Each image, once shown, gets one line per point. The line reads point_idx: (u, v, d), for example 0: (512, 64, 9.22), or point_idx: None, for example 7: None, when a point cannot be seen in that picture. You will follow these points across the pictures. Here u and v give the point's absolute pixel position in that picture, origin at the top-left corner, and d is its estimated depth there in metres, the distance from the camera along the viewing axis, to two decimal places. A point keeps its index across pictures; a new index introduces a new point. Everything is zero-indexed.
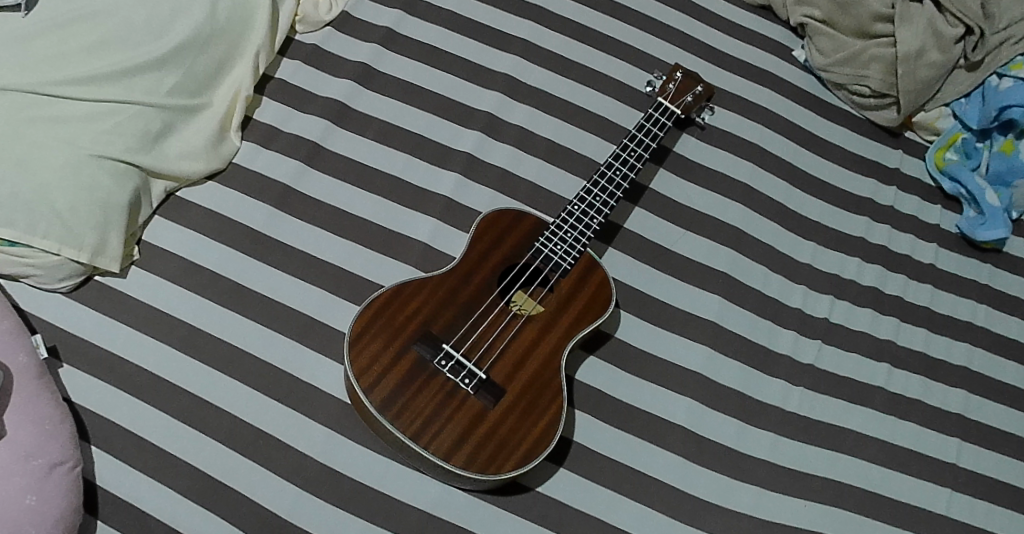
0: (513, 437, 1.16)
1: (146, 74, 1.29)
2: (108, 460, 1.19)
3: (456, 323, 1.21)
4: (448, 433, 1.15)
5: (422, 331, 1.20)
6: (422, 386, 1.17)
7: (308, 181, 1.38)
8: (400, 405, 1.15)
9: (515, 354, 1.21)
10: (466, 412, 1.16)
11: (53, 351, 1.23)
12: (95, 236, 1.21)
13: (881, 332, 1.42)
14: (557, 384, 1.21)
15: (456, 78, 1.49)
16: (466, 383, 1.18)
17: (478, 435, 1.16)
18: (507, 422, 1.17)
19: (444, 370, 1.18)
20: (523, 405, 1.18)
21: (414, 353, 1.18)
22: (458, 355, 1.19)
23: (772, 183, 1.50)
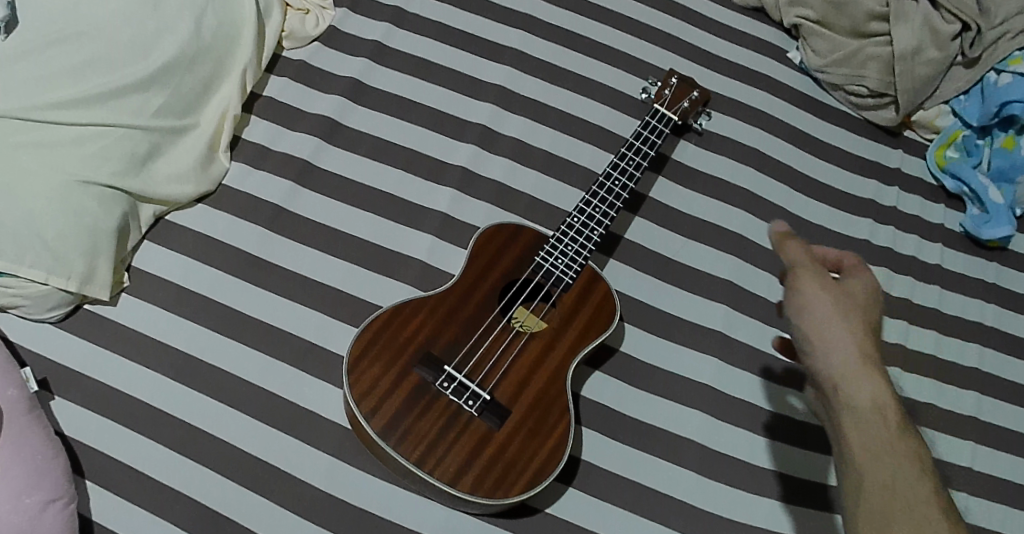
0: (521, 459, 1.13)
1: (131, 95, 1.26)
2: (104, 495, 1.16)
3: (457, 342, 1.19)
4: (453, 458, 1.12)
5: (423, 353, 1.17)
6: (425, 410, 1.14)
7: (300, 200, 1.35)
8: (402, 430, 1.12)
9: (519, 374, 1.18)
10: (471, 435, 1.13)
11: (45, 384, 1.20)
12: (83, 263, 1.18)
13: (891, 336, 1.40)
14: (564, 402, 1.18)
15: (448, 91, 1.47)
16: (470, 405, 1.15)
17: (484, 460, 1.12)
18: (513, 444, 1.14)
19: (447, 392, 1.15)
20: (530, 425, 1.15)
21: (415, 376, 1.15)
22: (461, 376, 1.16)
23: (773, 187, 1.48)
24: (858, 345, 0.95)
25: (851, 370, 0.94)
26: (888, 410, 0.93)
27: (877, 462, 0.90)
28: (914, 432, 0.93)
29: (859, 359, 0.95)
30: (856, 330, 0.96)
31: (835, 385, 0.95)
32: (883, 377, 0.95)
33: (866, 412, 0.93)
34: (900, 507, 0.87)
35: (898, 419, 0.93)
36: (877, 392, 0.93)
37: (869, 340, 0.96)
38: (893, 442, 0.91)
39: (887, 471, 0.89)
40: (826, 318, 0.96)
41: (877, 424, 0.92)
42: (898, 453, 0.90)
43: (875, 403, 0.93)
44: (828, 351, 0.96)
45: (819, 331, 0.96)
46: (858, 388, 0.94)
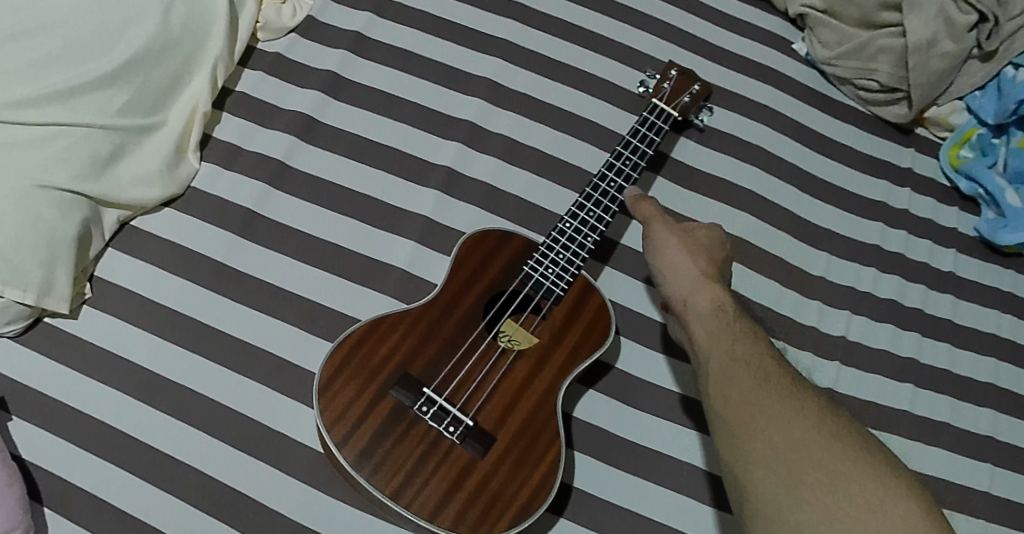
0: (505, 491, 1.06)
1: (93, 93, 1.17)
2: (62, 525, 1.08)
3: (437, 363, 1.11)
4: (431, 492, 1.05)
5: (400, 373, 1.10)
6: (402, 437, 1.07)
7: (275, 204, 1.27)
8: (377, 459, 1.05)
9: (504, 398, 1.11)
10: (452, 463, 1.06)
11: (2, 403, 1.12)
12: (41, 275, 1.10)
13: (902, 350, 1.32)
14: (553, 428, 1.11)
15: (433, 85, 1.38)
16: (452, 432, 1.07)
17: (466, 493, 1.05)
18: (497, 474, 1.07)
19: (426, 417, 1.08)
20: (515, 454, 1.08)
21: (391, 398, 1.08)
22: (442, 400, 1.09)
23: (779, 188, 1.40)
24: (695, 260, 1.11)
25: (693, 283, 1.09)
26: (727, 308, 1.06)
27: (718, 342, 1.01)
28: (754, 324, 1.04)
29: (700, 275, 1.09)
30: (691, 250, 1.12)
31: (683, 298, 1.09)
32: (719, 284, 1.09)
33: (708, 313, 1.05)
34: (736, 364, 0.98)
35: (736, 315, 1.05)
36: (716, 296, 1.07)
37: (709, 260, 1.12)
38: (731, 328, 1.02)
39: (725, 346, 1.00)
40: (669, 248, 1.13)
41: (718, 318, 1.04)
42: (740, 336, 1.01)
43: (714, 304, 1.06)
44: (673, 272, 1.11)
45: (664, 258, 1.12)
46: (698, 293, 1.08)
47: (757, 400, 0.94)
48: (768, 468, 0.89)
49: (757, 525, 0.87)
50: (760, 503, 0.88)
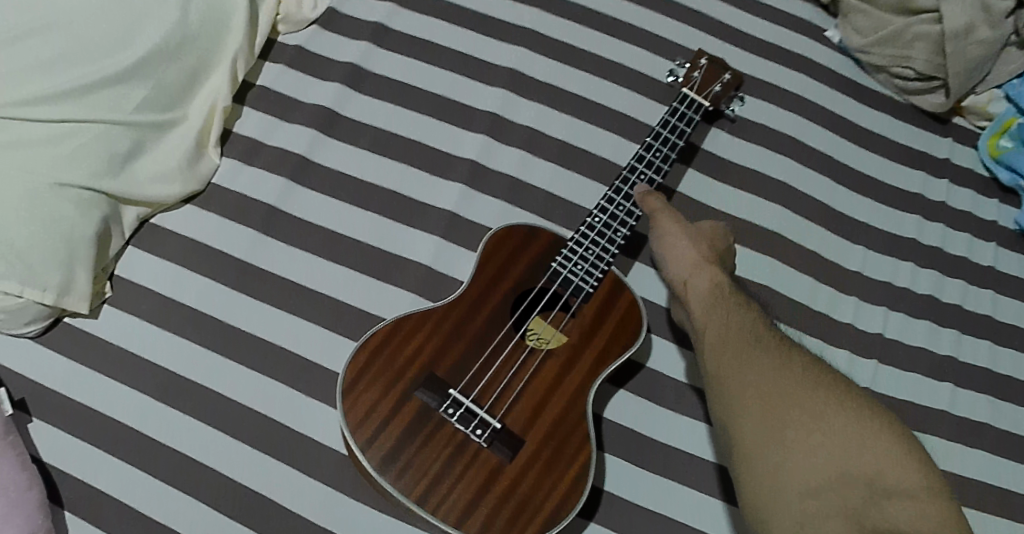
0: (535, 495, 1.04)
1: (110, 89, 1.15)
2: (84, 528, 1.07)
3: (464, 363, 1.08)
4: (459, 496, 1.02)
5: (426, 374, 1.07)
6: (427, 440, 1.04)
7: (296, 200, 1.24)
8: (403, 463, 1.03)
9: (533, 400, 1.08)
10: (479, 467, 1.04)
11: (22, 405, 1.10)
12: (60, 274, 1.08)
13: (941, 347, 1.29)
14: (583, 430, 1.08)
15: (456, 76, 1.34)
16: (479, 435, 1.05)
17: (494, 497, 1.03)
18: (526, 479, 1.04)
19: (452, 419, 1.05)
20: (545, 457, 1.06)
21: (417, 400, 1.05)
22: (468, 401, 1.06)
23: (812, 180, 1.36)
24: (691, 242, 1.13)
25: (694, 267, 1.10)
26: (725, 286, 1.07)
27: (714, 312, 1.03)
28: (750, 300, 1.05)
29: (701, 259, 1.10)
30: (687, 232, 1.14)
31: (681, 279, 1.11)
32: (715, 265, 1.10)
33: (708, 292, 1.06)
34: (731, 327, 1.00)
35: (732, 292, 1.06)
36: (716, 278, 1.08)
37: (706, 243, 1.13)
38: (728, 301, 1.04)
39: (721, 315, 1.02)
40: (671, 235, 1.13)
41: (717, 295, 1.05)
42: (736, 309, 1.03)
43: (712, 282, 1.07)
44: (675, 258, 1.12)
45: (667, 245, 1.13)
46: (695, 272, 1.09)
47: (749, 357, 0.95)
48: (761, 431, 0.89)
49: (742, 467, 0.89)
50: (750, 468, 0.89)
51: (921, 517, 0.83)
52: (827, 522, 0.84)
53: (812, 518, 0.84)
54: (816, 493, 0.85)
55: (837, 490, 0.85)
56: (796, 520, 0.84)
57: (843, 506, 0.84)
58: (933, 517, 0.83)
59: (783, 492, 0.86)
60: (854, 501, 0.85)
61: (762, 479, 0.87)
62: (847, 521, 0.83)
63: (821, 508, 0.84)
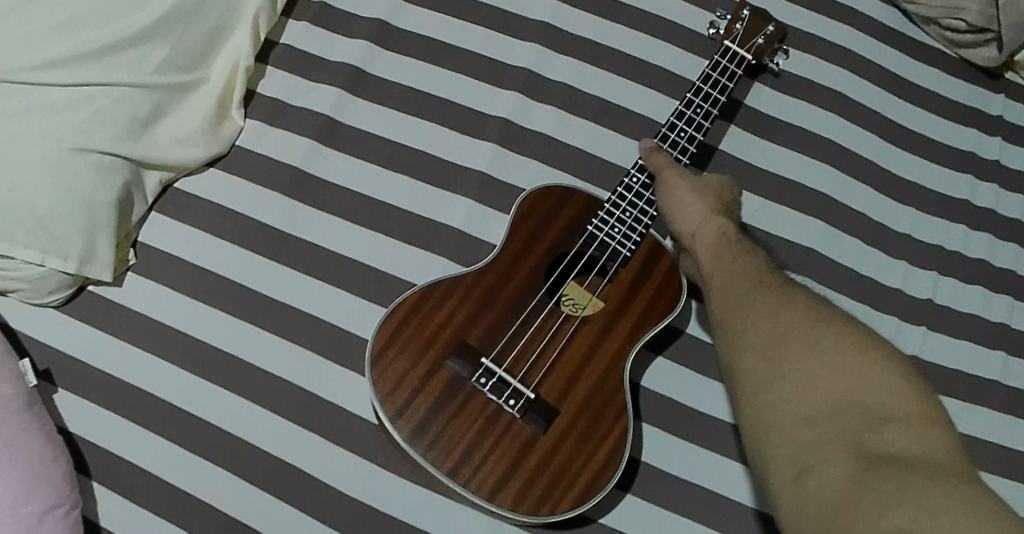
0: (570, 468, 1.01)
1: (129, 50, 1.11)
2: (113, 500, 1.05)
3: (496, 332, 1.05)
4: (493, 469, 0.99)
5: (457, 343, 1.03)
6: (459, 412, 1.01)
7: (323, 162, 1.20)
8: (434, 435, 1.00)
9: (568, 369, 1.04)
10: (512, 439, 1.01)
11: (47, 375, 1.08)
12: (81, 242, 1.05)
13: (992, 314, 1.24)
14: (620, 401, 1.04)
15: (486, 31, 1.29)
16: (512, 406, 1.02)
17: (528, 470, 1.00)
18: (562, 451, 1.01)
19: (484, 390, 1.02)
20: (581, 429, 1.02)
21: (448, 370, 1.02)
22: (501, 371, 1.03)
23: (859, 139, 1.30)
24: (697, 188, 1.03)
25: (701, 216, 1.00)
26: (734, 236, 0.98)
27: (722, 262, 0.95)
28: (760, 250, 0.96)
29: (707, 207, 1.01)
30: (692, 178, 1.04)
31: (687, 230, 1.01)
32: (723, 214, 1.01)
33: (717, 241, 0.97)
34: (735, 272, 0.93)
35: (741, 242, 0.97)
36: (724, 227, 0.98)
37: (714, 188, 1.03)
38: (735, 251, 0.95)
39: (728, 263, 0.94)
40: (675, 184, 1.04)
41: (725, 245, 0.97)
42: (743, 257, 0.94)
43: (721, 233, 0.98)
44: (680, 208, 1.02)
45: (671, 194, 1.04)
46: (703, 222, 1.00)
47: (751, 298, 0.88)
48: (765, 369, 0.82)
49: (745, 407, 0.82)
50: (748, 397, 0.82)
51: (922, 446, 0.75)
52: (822, 452, 0.76)
53: (807, 448, 0.77)
54: (813, 422, 0.78)
55: (835, 419, 0.78)
56: (791, 450, 0.78)
57: (840, 435, 0.77)
58: (937, 449, 0.75)
59: (778, 420, 0.79)
60: (851, 429, 0.77)
61: (759, 409, 0.81)
62: (842, 449, 0.76)
63: (817, 437, 0.77)
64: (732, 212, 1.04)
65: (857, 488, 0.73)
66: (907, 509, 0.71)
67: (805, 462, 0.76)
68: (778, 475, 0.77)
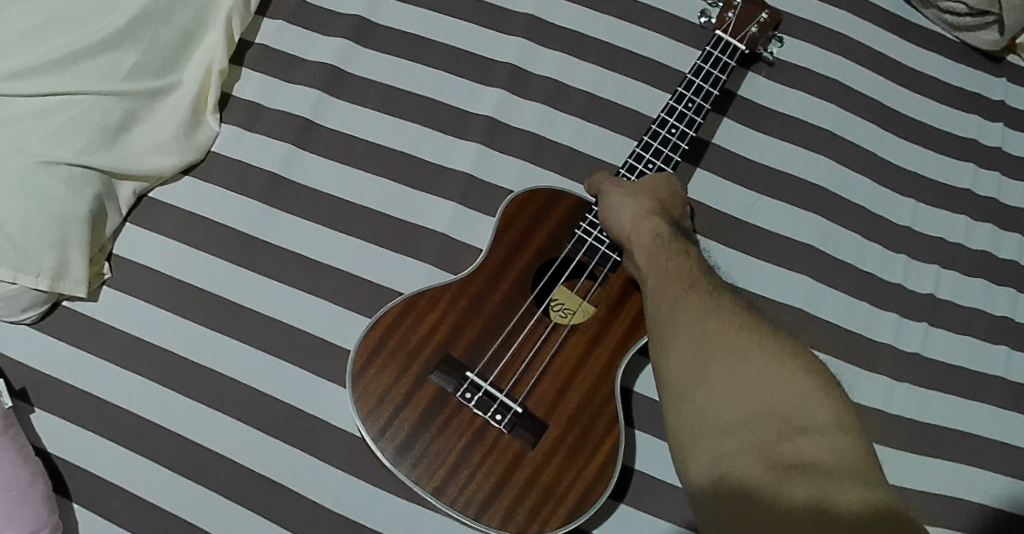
0: (559, 482, 0.98)
1: (98, 56, 1.07)
2: (93, 522, 1.03)
3: (482, 343, 1.01)
4: (478, 486, 0.97)
5: (441, 356, 1.00)
6: (444, 428, 0.98)
7: (303, 166, 1.16)
8: (417, 453, 0.98)
9: (557, 380, 1.01)
10: (500, 455, 0.98)
11: (24, 395, 1.06)
12: (53, 257, 1.02)
13: (996, 308, 1.20)
14: (610, 411, 1.01)
15: (469, 25, 1.24)
16: (499, 421, 0.99)
17: (516, 486, 0.97)
18: (550, 465, 0.98)
19: (470, 404, 0.99)
20: (569, 442, 0.99)
21: (432, 384, 0.99)
22: (487, 385, 1.00)
23: (857, 129, 1.26)
24: (633, 187, 1.02)
25: (634, 217, 1.00)
26: (668, 237, 0.97)
27: (654, 265, 0.95)
28: (693, 253, 0.96)
29: (641, 207, 1.00)
30: (632, 182, 1.03)
31: (623, 230, 1.00)
32: (658, 211, 1.00)
33: (651, 244, 0.97)
34: (665, 276, 0.92)
35: (676, 244, 0.96)
36: (657, 227, 0.98)
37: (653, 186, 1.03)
38: (669, 253, 0.95)
39: (661, 267, 0.94)
40: (612, 189, 1.03)
41: (659, 247, 0.96)
42: (675, 259, 0.94)
43: (655, 234, 0.97)
44: (614, 211, 1.02)
45: (606, 199, 1.03)
46: (636, 223, 0.99)
47: (682, 303, 0.88)
48: (694, 378, 0.83)
49: (673, 415, 0.83)
50: (677, 405, 0.82)
51: (835, 452, 0.75)
52: (742, 460, 0.76)
53: (728, 454, 0.77)
54: (734, 430, 0.78)
55: (756, 426, 0.78)
56: (712, 459, 0.78)
57: (758, 443, 0.77)
58: (851, 455, 0.75)
59: (702, 430, 0.80)
60: (768, 437, 0.77)
61: (687, 417, 0.81)
62: (759, 457, 0.76)
63: (737, 442, 0.78)
64: (673, 215, 1.03)
65: (771, 494, 0.73)
66: (817, 512, 0.71)
67: (726, 470, 0.76)
68: (701, 482, 0.77)
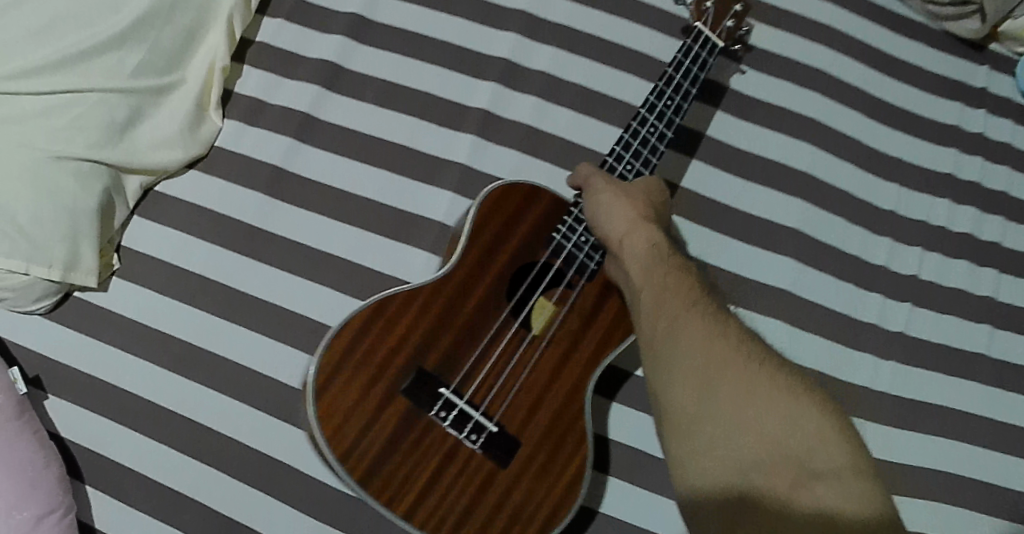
0: (530, 501, 1.01)
1: (103, 55, 1.11)
2: (108, 502, 1.08)
3: (452, 356, 1.02)
4: (452, 506, 0.99)
5: (410, 367, 1.01)
6: (416, 446, 0.99)
7: (304, 160, 1.20)
8: (387, 471, 0.98)
9: (531, 397, 1.03)
10: (472, 475, 1.00)
11: (37, 382, 1.10)
12: (64, 249, 1.06)
13: (978, 288, 1.24)
14: (581, 429, 1.04)
15: (464, 21, 1.28)
16: (473, 440, 1.00)
17: (487, 506, 1.00)
18: (521, 485, 1.01)
19: (443, 422, 1.00)
20: (540, 461, 1.02)
21: (400, 398, 1.00)
22: (462, 403, 1.01)
23: (843, 117, 1.29)
24: (624, 191, 1.02)
25: (628, 227, 0.99)
26: (662, 248, 0.97)
27: (649, 280, 0.95)
28: (687, 265, 0.97)
29: (635, 216, 1.00)
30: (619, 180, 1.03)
31: (614, 235, 1.00)
32: (650, 219, 1.00)
33: (647, 255, 0.97)
34: (663, 296, 0.93)
35: (669, 255, 0.97)
36: (650, 236, 0.98)
37: (643, 191, 1.03)
38: (665, 268, 0.95)
39: (656, 284, 0.94)
40: (602, 192, 1.02)
41: (654, 260, 0.96)
42: (671, 275, 0.94)
43: (649, 244, 0.98)
44: (605, 216, 1.01)
45: (595, 203, 1.02)
46: (630, 229, 0.99)
47: (680, 328, 0.90)
48: (695, 410, 0.86)
49: (677, 445, 0.86)
50: (680, 436, 0.86)
51: (842, 492, 0.79)
52: (750, 499, 0.80)
53: (737, 493, 0.81)
54: (741, 469, 0.82)
55: (763, 465, 0.82)
56: (721, 496, 0.82)
57: (766, 483, 0.81)
58: (857, 494, 0.79)
59: (708, 465, 0.83)
60: (776, 477, 0.81)
61: (692, 450, 0.84)
62: (767, 498, 0.80)
63: (745, 482, 0.81)
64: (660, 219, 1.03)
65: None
66: None
67: (734, 509, 0.81)
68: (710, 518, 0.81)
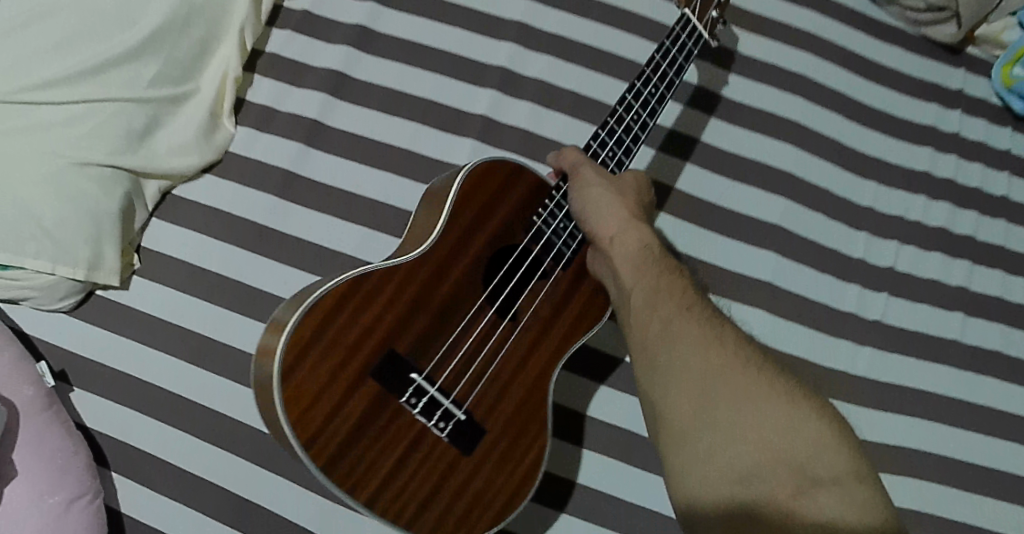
0: (490, 489, 1.04)
1: (122, 67, 1.17)
2: (131, 487, 1.14)
3: (425, 340, 1.03)
4: (413, 492, 1.00)
5: (385, 348, 1.00)
6: (383, 430, 0.99)
7: (312, 163, 1.27)
8: (350, 454, 0.97)
9: (499, 385, 1.06)
10: (434, 463, 1.01)
11: (63, 376, 1.17)
12: (88, 250, 1.13)
13: (953, 279, 1.31)
14: (544, 417, 1.08)
15: (463, 31, 1.34)
16: (441, 427, 1.02)
17: (449, 493, 1.02)
18: (483, 473, 1.04)
19: (413, 409, 1.01)
20: (501, 450, 1.05)
21: (372, 380, 0.99)
22: (433, 390, 1.02)
23: (824, 119, 1.35)
24: (614, 190, 1.08)
25: (621, 229, 1.06)
26: (654, 250, 1.04)
27: (642, 281, 1.01)
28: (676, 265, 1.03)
29: (627, 219, 1.06)
30: (609, 175, 1.10)
31: (606, 232, 1.07)
32: (641, 221, 1.07)
33: (641, 258, 1.03)
34: (661, 303, 0.98)
35: (659, 255, 1.03)
36: (642, 236, 1.05)
37: (631, 192, 1.09)
38: (659, 272, 1.01)
39: (652, 288, 1.00)
40: (594, 190, 1.08)
41: (648, 262, 1.03)
42: (665, 281, 1.00)
43: (642, 243, 1.04)
44: (597, 214, 1.07)
45: (586, 200, 1.08)
46: (621, 228, 1.06)
47: (678, 333, 0.95)
48: (695, 414, 0.89)
49: (679, 449, 0.89)
50: (682, 440, 0.89)
51: (846, 495, 0.82)
52: (756, 500, 0.83)
53: (743, 494, 0.84)
54: (746, 470, 0.85)
55: (768, 467, 0.85)
56: (727, 497, 0.84)
57: (772, 485, 0.83)
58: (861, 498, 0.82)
59: (712, 468, 0.86)
60: (781, 479, 0.84)
61: (695, 454, 0.87)
62: (773, 498, 0.83)
63: (751, 484, 0.84)
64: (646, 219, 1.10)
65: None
66: None
67: (740, 509, 0.83)
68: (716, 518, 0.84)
